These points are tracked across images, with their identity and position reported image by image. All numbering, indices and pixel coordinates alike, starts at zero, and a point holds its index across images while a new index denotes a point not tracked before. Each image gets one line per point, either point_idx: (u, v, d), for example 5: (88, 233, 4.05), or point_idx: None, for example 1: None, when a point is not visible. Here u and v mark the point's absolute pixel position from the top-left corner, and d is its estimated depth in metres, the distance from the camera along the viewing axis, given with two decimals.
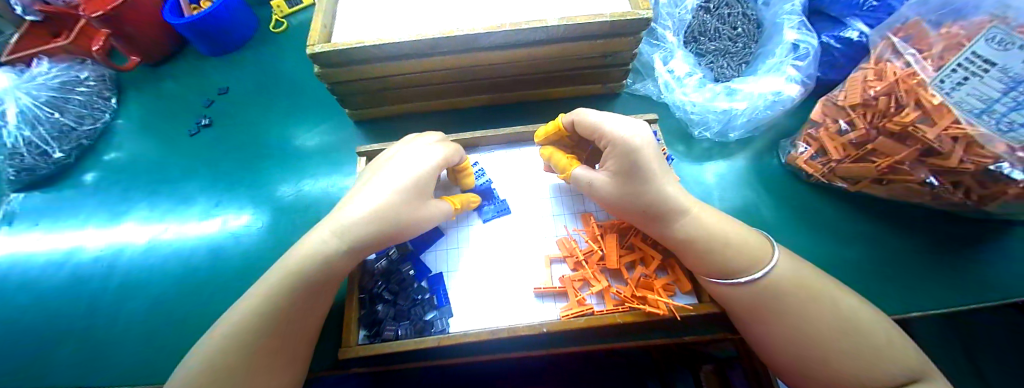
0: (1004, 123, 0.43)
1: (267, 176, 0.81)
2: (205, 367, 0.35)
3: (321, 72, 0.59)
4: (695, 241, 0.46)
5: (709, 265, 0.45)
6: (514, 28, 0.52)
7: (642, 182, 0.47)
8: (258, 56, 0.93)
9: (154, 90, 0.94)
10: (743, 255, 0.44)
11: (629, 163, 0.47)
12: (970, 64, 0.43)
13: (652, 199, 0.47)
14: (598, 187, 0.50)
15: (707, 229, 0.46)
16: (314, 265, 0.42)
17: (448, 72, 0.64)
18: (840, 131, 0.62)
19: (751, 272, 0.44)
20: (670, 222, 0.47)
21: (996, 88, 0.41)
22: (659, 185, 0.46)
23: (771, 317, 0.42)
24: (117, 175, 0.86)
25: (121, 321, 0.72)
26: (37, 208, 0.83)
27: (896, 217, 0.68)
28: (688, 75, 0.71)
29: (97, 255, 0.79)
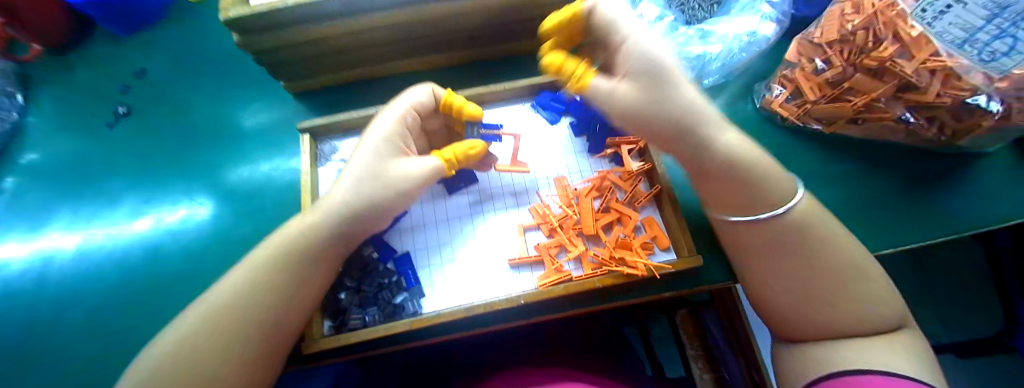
0: (987, 53, 0.39)
1: (206, 163, 0.73)
2: None
3: (239, 40, 0.51)
4: (733, 164, 0.40)
5: (740, 201, 0.41)
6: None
7: (671, 87, 0.40)
8: (178, 30, 0.81)
9: (63, 79, 0.82)
10: (767, 185, 0.39)
11: (658, 60, 0.40)
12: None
13: (684, 106, 0.40)
14: (620, 94, 0.42)
15: (742, 150, 0.40)
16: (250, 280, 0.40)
17: (390, 30, 0.56)
18: (817, 70, 0.59)
19: (774, 207, 0.39)
20: (707, 139, 0.40)
21: (980, 15, 0.37)
22: (688, 93, 0.40)
23: (785, 261, 0.39)
24: (34, 182, 0.77)
25: (60, 337, 0.66)
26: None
27: (869, 157, 0.67)
28: (660, 18, 0.66)
29: (25, 270, 0.72)
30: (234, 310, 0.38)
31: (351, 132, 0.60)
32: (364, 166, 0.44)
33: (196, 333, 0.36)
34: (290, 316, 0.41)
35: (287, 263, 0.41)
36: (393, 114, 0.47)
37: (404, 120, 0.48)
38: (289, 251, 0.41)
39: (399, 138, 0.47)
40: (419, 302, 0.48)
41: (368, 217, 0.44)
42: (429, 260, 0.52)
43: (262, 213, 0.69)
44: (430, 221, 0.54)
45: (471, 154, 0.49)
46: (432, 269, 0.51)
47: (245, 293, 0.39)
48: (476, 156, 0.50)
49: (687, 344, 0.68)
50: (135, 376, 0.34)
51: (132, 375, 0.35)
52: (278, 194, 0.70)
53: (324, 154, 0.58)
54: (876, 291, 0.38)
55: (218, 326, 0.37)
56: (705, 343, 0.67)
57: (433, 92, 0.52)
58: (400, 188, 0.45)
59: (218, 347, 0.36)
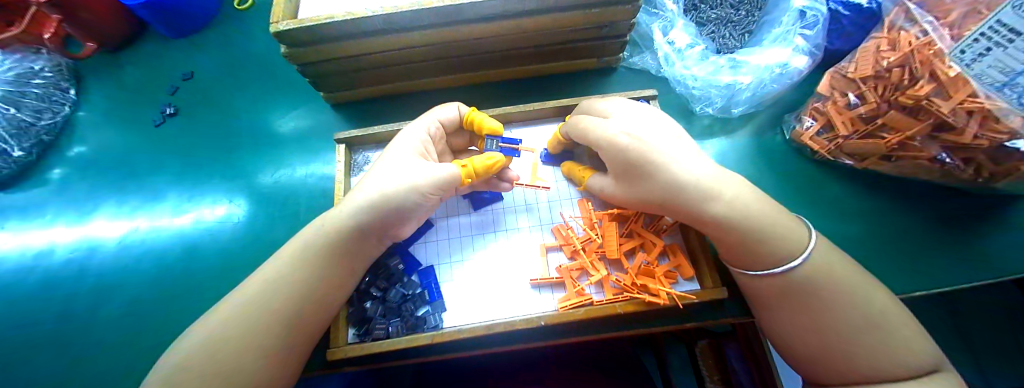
0: None
1: (243, 165, 0.76)
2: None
3: (288, 52, 0.54)
4: (726, 227, 0.41)
5: (748, 256, 0.42)
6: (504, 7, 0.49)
7: (646, 175, 0.43)
8: (225, 36, 0.86)
9: (115, 77, 0.87)
10: (773, 243, 0.41)
11: (624, 162, 0.45)
12: (993, 34, 0.36)
13: (664, 189, 0.42)
14: (610, 190, 0.48)
15: (738, 214, 0.40)
16: (285, 286, 0.41)
17: (428, 49, 0.58)
18: (849, 105, 0.58)
19: (783, 262, 0.41)
20: (696, 211, 0.42)
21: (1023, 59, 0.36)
22: (667, 171, 0.42)
23: (803, 309, 0.40)
24: (82, 173, 0.81)
25: (100, 323, 0.70)
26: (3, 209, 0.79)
27: (897, 192, 0.66)
28: (690, 46, 0.66)
29: (67, 257, 0.76)
30: (274, 312, 0.39)
31: (383, 144, 0.62)
32: (379, 174, 0.46)
33: (235, 331, 0.38)
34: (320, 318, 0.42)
35: (320, 269, 0.43)
36: (419, 131, 0.51)
37: (429, 130, 0.52)
38: (319, 255, 0.43)
39: (421, 145, 0.50)
40: (440, 316, 0.49)
41: (381, 218, 0.44)
42: (451, 274, 0.53)
43: (293, 215, 0.72)
44: (454, 236, 0.55)
45: (487, 165, 0.49)
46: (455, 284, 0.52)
47: (280, 294, 0.40)
48: (492, 170, 0.49)
49: (707, 376, 0.66)
50: (173, 365, 0.36)
51: (168, 364, 0.36)
52: (308, 199, 0.72)
53: (358, 164, 0.61)
54: (888, 311, 0.38)
55: (257, 327, 0.38)
56: (725, 376, 0.65)
57: (460, 112, 0.55)
58: (409, 185, 0.44)
59: (255, 344, 0.38)
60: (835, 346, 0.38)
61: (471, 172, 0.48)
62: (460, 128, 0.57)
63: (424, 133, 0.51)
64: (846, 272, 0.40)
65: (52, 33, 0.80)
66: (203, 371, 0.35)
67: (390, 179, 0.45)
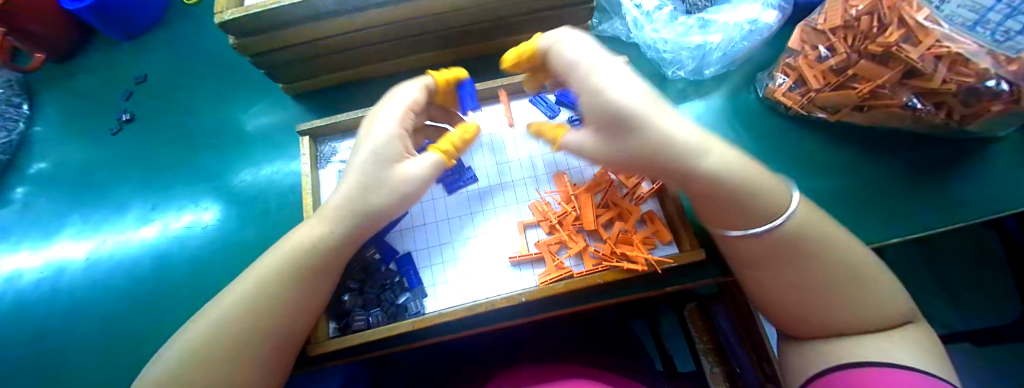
0: (1002, 33, 0.36)
1: (209, 167, 0.74)
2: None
3: (237, 43, 0.50)
4: (716, 183, 0.35)
5: (733, 215, 0.37)
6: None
7: (630, 126, 0.36)
8: (179, 35, 0.81)
9: (68, 86, 0.82)
10: (766, 194, 0.35)
11: (607, 109, 0.37)
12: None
13: (651, 142, 0.36)
14: (587, 147, 0.41)
15: (732, 167, 0.35)
16: (240, 293, 0.38)
17: (386, 28, 0.55)
18: (820, 58, 0.58)
19: (770, 218, 0.35)
20: (684, 165, 0.36)
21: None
22: (655, 122, 0.35)
23: (792, 270, 0.36)
24: (43, 191, 0.78)
25: (76, 342, 0.68)
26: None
27: (872, 143, 0.66)
28: (658, 8, 0.64)
29: (38, 279, 0.73)
30: (241, 313, 0.37)
31: (349, 133, 0.60)
32: (356, 174, 0.42)
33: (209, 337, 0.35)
34: (297, 315, 0.40)
35: (287, 266, 0.39)
36: (389, 120, 0.43)
37: (401, 120, 0.44)
38: (282, 257, 0.40)
39: (397, 136, 0.43)
40: (421, 302, 0.49)
41: (358, 219, 0.42)
42: (430, 260, 0.51)
43: (266, 217, 0.69)
44: (428, 220, 0.54)
45: (464, 140, 0.47)
46: (433, 269, 0.51)
47: (253, 301, 0.37)
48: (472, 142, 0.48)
49: (697, 338, 0.68)
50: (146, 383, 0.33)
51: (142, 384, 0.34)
52: (282, 197, 0.70)
53: (324, 156, 0.58)
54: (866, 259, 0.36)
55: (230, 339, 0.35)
56: (713, 336, 0.68)
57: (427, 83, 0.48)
58: (398, 193, 0.42)
59: (234, 348, 0.35)
60: (812, 304, 0.36)
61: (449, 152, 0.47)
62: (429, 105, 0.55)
63: (394, 127, 0.43)
64: None
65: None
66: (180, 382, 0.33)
67: (367, 188, 0.41)
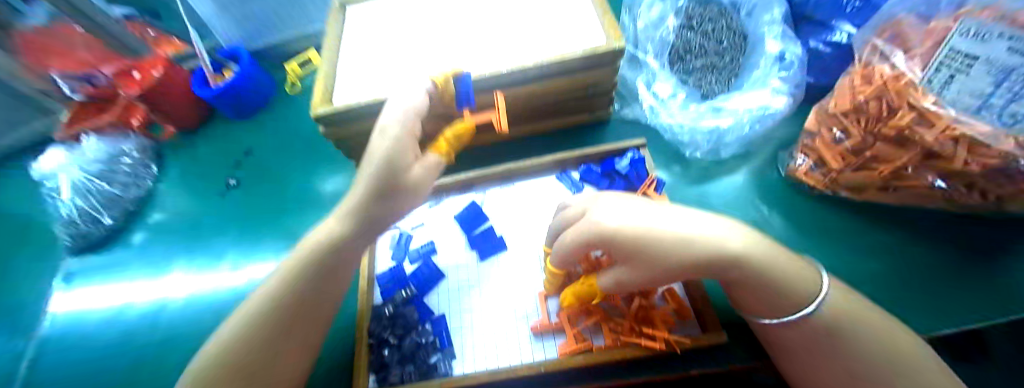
0: (1008, 116, 0.41)
1: (286, 225, 0.88)
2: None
3: (329, 133, 0.65)
4: (751, 273, 0.37)
5: (767, 304, 0.38)
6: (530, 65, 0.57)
7: (656, 244, 0.37)
8: (278, 117, 1.02)
9: (189, 154, 1.04)
10: (795, 285, 0.37)
11: (629, 239, 0.38)
12: (950, 61, 0.42)
13: (686, 255, 0.36)
14: (631, 277, 0.40)
15: (758, 255, 0.37)
16: (251, 308, 0.40)
17: (438, 119, 0.68)
18: (836, 140, 0.60)
19: (801, 306, 0.37)
20: (722, 260, 0.37)
21: (986, 82, 0.40)
22: (679, 237, 0.37)
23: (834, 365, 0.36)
24: (157, 237, 0.95)
25: (160, 372, 0.78)
26: (89, 273, 0.92)
27: (919, 225, 0.62)
28: (671, 96, 0.71)
29: (144, 311, 0.86)
30: (256, 325, 0.39)
31: None
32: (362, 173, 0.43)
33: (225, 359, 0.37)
34: (302, 324, 0.41)
35: (289, 283, 0.41)
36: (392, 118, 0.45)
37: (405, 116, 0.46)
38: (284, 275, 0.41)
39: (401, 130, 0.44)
40: (450, 363, 0.53)
41: (364, 220, 0.43)
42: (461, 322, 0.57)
43: None
44: (462, 285, 0.60)
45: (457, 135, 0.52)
46: (463, 330, 0.56)
47: (264, 311, 0.40)
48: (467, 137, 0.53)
49: None
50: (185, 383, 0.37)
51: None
52: None
53: None
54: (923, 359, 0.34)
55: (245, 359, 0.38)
56: None
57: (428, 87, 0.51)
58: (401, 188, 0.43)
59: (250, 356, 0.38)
60: None
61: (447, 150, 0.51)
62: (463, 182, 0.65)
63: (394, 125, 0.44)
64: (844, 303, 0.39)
65: (139, 121, 1.01)
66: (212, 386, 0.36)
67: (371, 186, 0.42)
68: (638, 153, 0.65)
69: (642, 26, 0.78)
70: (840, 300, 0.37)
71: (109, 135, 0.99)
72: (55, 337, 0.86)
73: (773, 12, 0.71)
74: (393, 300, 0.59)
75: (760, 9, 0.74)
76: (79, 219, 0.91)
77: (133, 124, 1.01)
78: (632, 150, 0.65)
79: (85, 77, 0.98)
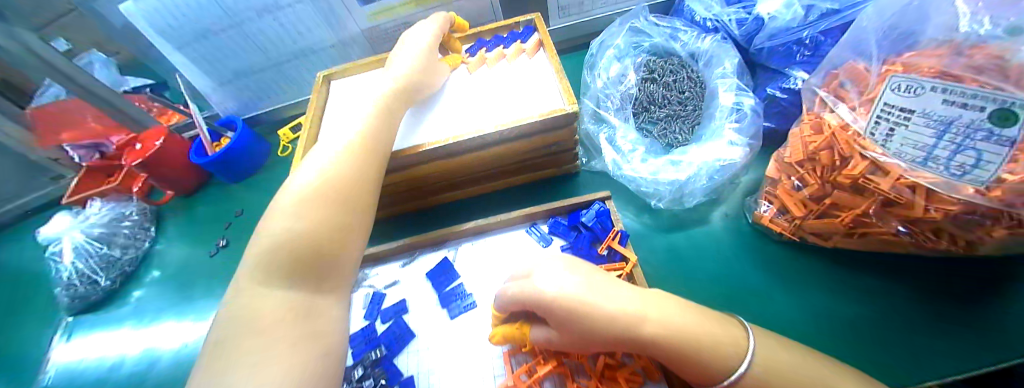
0: (956, 167, 0.44)
1: None
2: (285, 250, 0.41)
3: None
4: (667, 347, 0.40)
5: (695, 374, 0.41)
6: (479, 134, 0.61)
7: (579, 320, 0.43)
8: (273, 176, 1.07)
9: (187, 215, 1.09)
10: (718, 351, 0.40)
11: (559, 311, 0.44)
12: (887, 115, 0.48)
13: (603, 330, 0.42)
14: (555, 341, 0.46)
15: (672, 331, 0.41)
16: (308, 190, 0.44)
17: (413, 180, 0.71)
18: (795, 187, 0.62)
19: (728, 373, 0.39)
20: (636, 338, 0.41)
21: (927, 134, 0.44)
22: (600, 316, 0.42)
23: None
24: (151, 294, 0.97)
25: None
26: (91, 323, 0.95)
27: (900, 269, 0.61)
28: (631, 150, 0.73)
29: (135, 365, 0.87)
30: (331, 194, 0.45)
31: (379, 261, 0.72)
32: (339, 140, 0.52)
33: (271, 303, 0.39)
34: (359, 197, 0.48)
35: (343, 172, 0.48)
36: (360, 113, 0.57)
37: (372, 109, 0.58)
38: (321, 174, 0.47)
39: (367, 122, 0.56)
40: None
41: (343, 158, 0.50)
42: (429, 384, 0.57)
43: None
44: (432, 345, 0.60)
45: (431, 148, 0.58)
46: None
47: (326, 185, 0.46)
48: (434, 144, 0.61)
49: None
50: (270, 246, 0.41)
51: (266, 251, 0.41)
52: None
53: (358, 280, 0.71)
54: None
55: (292, 294, 0.41)
56: None
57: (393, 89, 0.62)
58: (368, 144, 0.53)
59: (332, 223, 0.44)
60: None
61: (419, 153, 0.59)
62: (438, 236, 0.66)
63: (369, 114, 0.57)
64: (796, 364, 0.39)
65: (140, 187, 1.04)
66: (304, 243, 0.42)
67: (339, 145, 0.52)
68: (604, 205, 0.67)
69: (602, 84, 0.83)
70: (775, 364, 0.39)
71: (113, 199, 1.03)
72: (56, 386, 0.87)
73: (725, 66, 0.77)
74: (365, 360, 0.59)
75: (715, 61, 0.81)
76: (76, 281, 0.93)
77: (134, 191, 1.05)
78: (597, 202, 0.68)
79: (94, 146, 1.05)
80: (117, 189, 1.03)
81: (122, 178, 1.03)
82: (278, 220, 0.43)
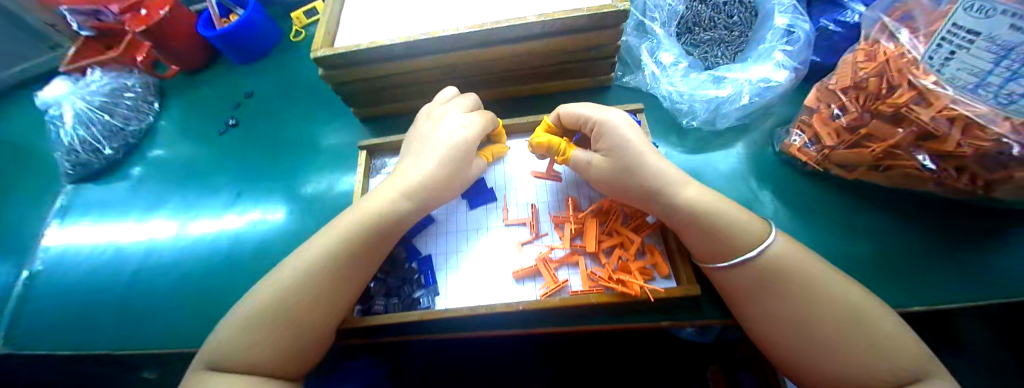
0: (1004, 96, 0.39)
1: (285, 172, 0.89)
2: (304, 270, 0.46)
3: (327, 75, 0.64)
4: (697, 218, 0.47)
5: (714, 249, 0.47)
6: (519, 22, 0.55)
7: (630, 149, 0.51)
8: (281, 64, 1.01)
9: (190, 94, 1.03)
10: (741, 234, 0.46)
11: (618, 139, 0.52)
12: (953, 36, 0.40)
13: (647, 169, 0.50)
14: (593, 165, 0.54)
15: (703, 206, 0.48)
16: (371, 220, 0.50)
17: (439, 71, 0.67)
18: (833, 116, 0.59)
19: (747, 252, 0.45)
20: (668, 197, 0.49)
21: (986, 60, 0.38)
22: (650, 156, 0.51)
23: (774, 299, 0.43)
24: (154, 173, 0.96)
25: (151, 305, 0.81)
26: (82, 211, 0.94)
27: (915, 210, 0.63)
28: (674, 63, 0.71)
29: (136, 241, 0.89)
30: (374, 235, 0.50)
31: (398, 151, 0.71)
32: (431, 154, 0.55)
33: (271, 288, 0.45)
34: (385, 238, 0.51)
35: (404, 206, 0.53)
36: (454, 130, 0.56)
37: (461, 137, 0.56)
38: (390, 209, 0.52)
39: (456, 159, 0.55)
40: (433, 298, 0.55)
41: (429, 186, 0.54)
42: (447, 263, 0.58)
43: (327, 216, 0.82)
44: (452, 229, 0.62)
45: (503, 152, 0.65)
46: (448, 271, 0.57)
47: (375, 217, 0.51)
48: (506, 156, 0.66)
49: None
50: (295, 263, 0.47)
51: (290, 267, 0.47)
52: (340, 204, 0.83)
53: (375, 168, 0.70)
54: (863, 302, 0.40)
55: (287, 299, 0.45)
56: None
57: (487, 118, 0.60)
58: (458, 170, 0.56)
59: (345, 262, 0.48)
60: (809, 334, 0.40)
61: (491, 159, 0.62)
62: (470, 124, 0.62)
63: (456, 138, 0.55)
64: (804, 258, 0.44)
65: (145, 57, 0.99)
66: (320, 268, 0.46)
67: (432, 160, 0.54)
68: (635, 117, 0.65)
69: None
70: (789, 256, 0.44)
71: (114, 70, 0.98)
72: (44, 270, 0.89)
73: None
74: None
75: None
76: (79, 147, 0.92)
77: (139, 60, 0.99)
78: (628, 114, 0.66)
79: (93, 12, 0.94)
80: (121, 58, 0.98)
81: (125, 48, 0.97)
82: (317, 248, 0.48)
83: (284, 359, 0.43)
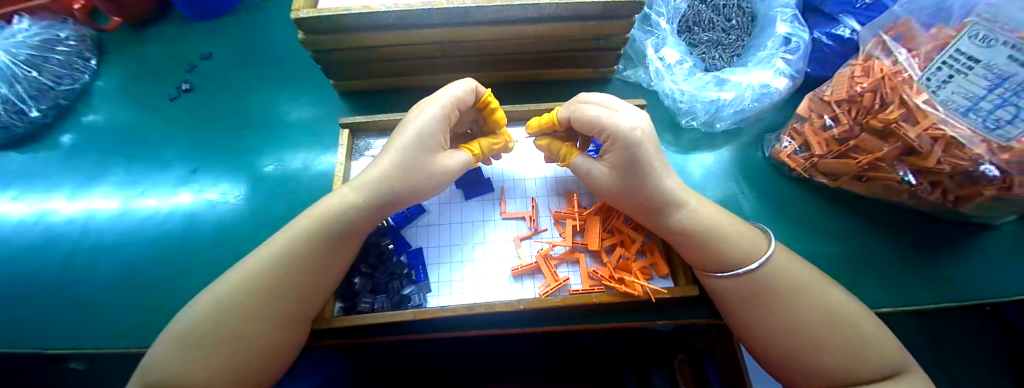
0: (992, 121, 0.41)
1: (251, 147, 0.79)
2: (270, 267, 0.42)
3: (306, 39, 0.56)
4: (691, 235, 0.48)
5: (710, 260, 0.48)
6: (531, 2, 0.50)
7: (640, 175, 0.47)
8: (246, 25, 0.89)
9: (135, 54, 0.89)
10: (737, 246, 0.47)
11: (631, 159, 0.46)
12: (953, 61, 0.42)
13: (653, 193, 0.47)
14: (596, 177, 0.51)
15: (701, 223, 0.48)
16: (337, 219, 0.46)
17: (437, 47, 0.61)
18: (825, 126, 0.61)
19: (744, 264, 0.46)
20: (667, 215, 0.49)
21: (980, 86, 0.40)
22: (658, 180, 0.47)
23: (765, 307, 0.44)
24: (91, 140, 0.82)
25: (91, 292, 0.71)
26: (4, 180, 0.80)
27: (885, 218, 0.67)
28: (678, 63, 0.70)
29: (71, 217, 0.77)
30: (342, 234, 0.46)
31: (386, 132, 0.65)
32: (400, 151, 0.48)
33: (229, 288, 0.41)
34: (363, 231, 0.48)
35: (373, 203, 0.47)
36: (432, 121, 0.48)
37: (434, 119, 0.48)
38: (353, 208, 0.47)
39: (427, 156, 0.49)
40: (424, 295, 0.52)
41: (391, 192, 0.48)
42: (439, 258, 0.55)
43: (301, 198, 0.74)
44: (445, 221, 0.58)
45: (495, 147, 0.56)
46: (441, 267, 0.54)
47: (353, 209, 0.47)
48: (499, 150, 0.56)
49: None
50: (261, 258, 0.43)
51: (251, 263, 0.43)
52: (317, 184, 0.75)
53: (359, 149, 0.64)
54: (847, 307, 0.43)
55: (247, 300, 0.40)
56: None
57: (478, 89, 0.52)
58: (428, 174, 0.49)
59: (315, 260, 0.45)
60: (805, 341, 0.41)
61: (479, 153, 0.54)
62: (470, 108, 0.56)
63: (441, 116, 0.49)
64: (798, 266, 0.46)
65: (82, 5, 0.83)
66: (287, 265, 0.43)
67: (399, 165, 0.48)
68: None
69: None
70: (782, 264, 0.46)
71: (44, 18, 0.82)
72: None
73: None
74: None
75: None
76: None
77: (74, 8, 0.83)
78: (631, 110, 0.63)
79: None
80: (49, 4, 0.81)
81: None
82: (282, 241, 0.44)
83: (237, 373, 0.38)
